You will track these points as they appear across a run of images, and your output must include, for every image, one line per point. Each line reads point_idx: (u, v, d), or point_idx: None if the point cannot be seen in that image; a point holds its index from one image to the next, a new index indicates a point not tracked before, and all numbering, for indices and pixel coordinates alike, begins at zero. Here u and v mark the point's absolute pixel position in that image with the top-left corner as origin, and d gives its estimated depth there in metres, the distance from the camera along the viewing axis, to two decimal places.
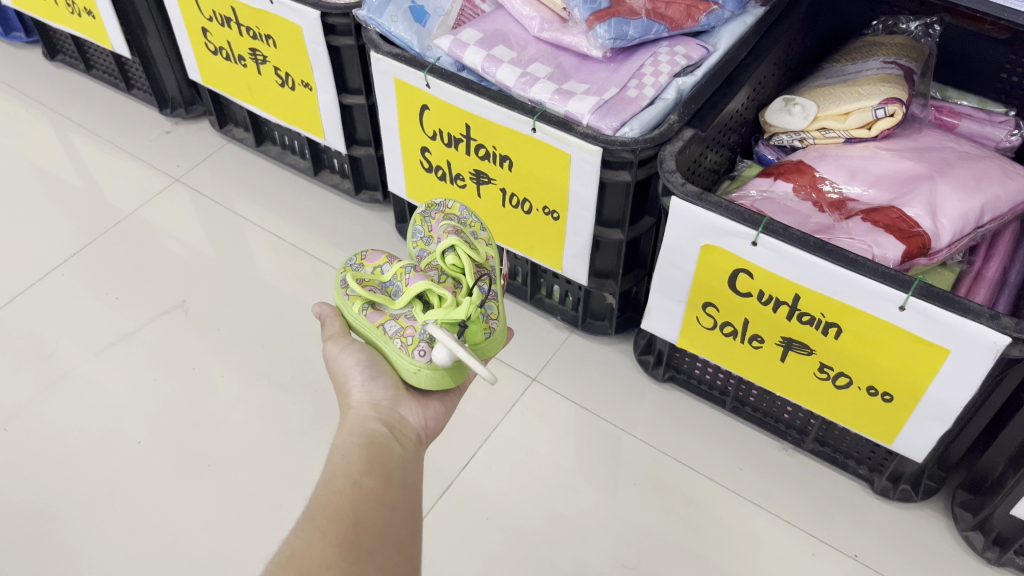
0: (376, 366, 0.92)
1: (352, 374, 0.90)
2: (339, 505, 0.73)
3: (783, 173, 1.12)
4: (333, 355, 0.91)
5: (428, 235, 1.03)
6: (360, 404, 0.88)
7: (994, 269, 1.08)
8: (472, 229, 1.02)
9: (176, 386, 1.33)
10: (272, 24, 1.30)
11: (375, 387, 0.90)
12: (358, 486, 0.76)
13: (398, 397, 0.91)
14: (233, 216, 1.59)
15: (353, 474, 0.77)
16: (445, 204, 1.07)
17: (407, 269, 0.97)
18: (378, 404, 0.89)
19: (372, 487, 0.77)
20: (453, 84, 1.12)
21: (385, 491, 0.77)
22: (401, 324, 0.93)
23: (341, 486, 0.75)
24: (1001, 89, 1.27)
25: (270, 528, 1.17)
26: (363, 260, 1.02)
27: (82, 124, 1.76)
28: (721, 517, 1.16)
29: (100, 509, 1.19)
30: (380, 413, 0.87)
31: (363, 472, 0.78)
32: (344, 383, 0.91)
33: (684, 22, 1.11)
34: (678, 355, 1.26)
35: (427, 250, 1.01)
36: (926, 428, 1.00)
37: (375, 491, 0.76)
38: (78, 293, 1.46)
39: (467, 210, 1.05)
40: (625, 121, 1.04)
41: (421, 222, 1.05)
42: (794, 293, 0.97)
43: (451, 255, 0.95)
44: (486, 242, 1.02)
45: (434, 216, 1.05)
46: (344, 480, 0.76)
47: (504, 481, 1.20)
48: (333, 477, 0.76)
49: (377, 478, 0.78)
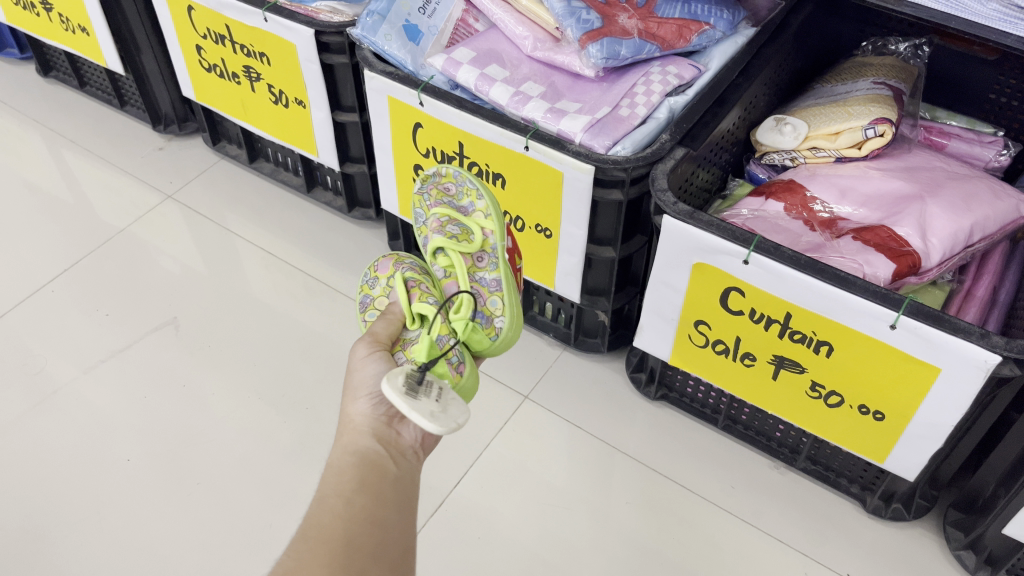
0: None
1: (366, 384, 0.84)
2: (331, 526, 0.71)
3: (775, 192, 1.12)
4: (359, 356, 0.87)
5: (427, 216, 1.03)
6: (360, 419, 0.83)
7: (984, 288, 1.08)
8: (472, 197, 0.99)
9: (166, 404, 1.32)
10: (266, 41, 1.30)
11: (382, 401, 0.84)
12: (351, 506, 0.73)
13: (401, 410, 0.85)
14: (225, 233, 1.59)
15: (346, 494, 0.74)
16: (439, 173, 1.04)
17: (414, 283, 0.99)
18: (380, 418, 0.83)
19: (366, 505, 0.74)
20: (446, 102, 1.12)
21: (379, 510, 0.75)
22: (407, 353, 0.89)
23: (333, 506, 0.73)
24: (990, 110, 1.28)
25: (259, 547, 1.16)
26: (375, 271, 1.02)
27: (75, 140, 1.76)
28: (713, 536, 1.16)
29: (88, 528, 1.18)
30: (379, 428, 0.82)
31: (356, 490, 0.75)
32: (354, 390, 0.85)
33: (677, 42, 1.12)
34: (670, 373, 1.26)
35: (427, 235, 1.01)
36: (917, 448, 1.00)
37: (368, 510, 0.74)
38: (69, 309, 1.46)
39: (462, 173, 1.01)
40: (617, 139, 1.04)
41: (420, 203, 1.05)
42: (786, 312, 0.97)
43: (442, 256, 0.98)
44: (485, 211, 0.97)
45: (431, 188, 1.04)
46: (336, 500, 0.74)
47: (496, 499, 1.20)
48: (325, 498, 0.74)
49: (371, 497, 0.75)
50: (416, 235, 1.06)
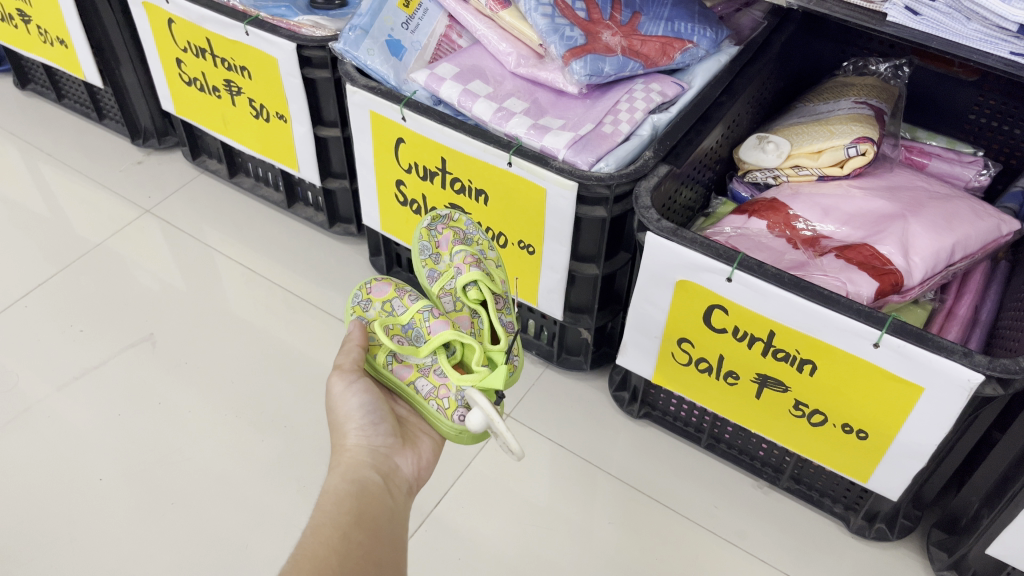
0: (379, 411, 0.90)
1: (354, 416, 0.88)
2: (325, 558, 0.71)
3: (757, 210, 1.13)
4: (337, 391, 0.90)
5: (437, 252, 1.02)
6: (356, 448, 0.86)
7: (966, 307, 1.09)
8: (480, 248, 1.03)
9: (142, 421, 1.30)
10: (247, 55, 1.29)
11: (374, 431, 0.88)
12: (347, 540, 0.74)
13: (395, 444, 0.89)
14: (204, 248, 1.57)
15: (343, 526, 0.75)
16: (449, 215, 1.05)
17: (427, 315, 0.96)
18: (376, 449, 0.87)
19: (362, 541, 0.75)
20: (428, 117, 1.11)
21: (375, 546, 0.76)
22: (433, 383, 0.93)
23: (329, 537, 0.74)
24: (969, 130, 1.29)
25: (234, 569, 1.14)
26: (370, 294, 1.02)
27: (52, 154, 1.74)
28: (697, 557, 1.14)
29: (57, 550, 1.15)
30: (377, 460, 0.86)
31: (353, 524, 0.76)
32: (342, 425, 0.89)
33: (660, 60, 1.12)
34: (654, 391, 1.25)
35: (438, 270, 1.01)
36: (902, 467, 0.99)
37: (364, 546, 0.75)
38: (43, 325, 1.43)
39: (473, 224, 1.05)
40: (601, 156, 1.04)
41: (428, 237, 1.03)
42: (769, 330, 0.97)
43: (473, 290, 0.97)
44: (495, 262, 1.03)
45: (440, 228, 1.04)
46: (332, 531, 0.74)
47: (477, 520, 1.18)
48: (321, 528, 0.74)
49: (367, 533, 0.76)
50: (416, 268, 1.03)
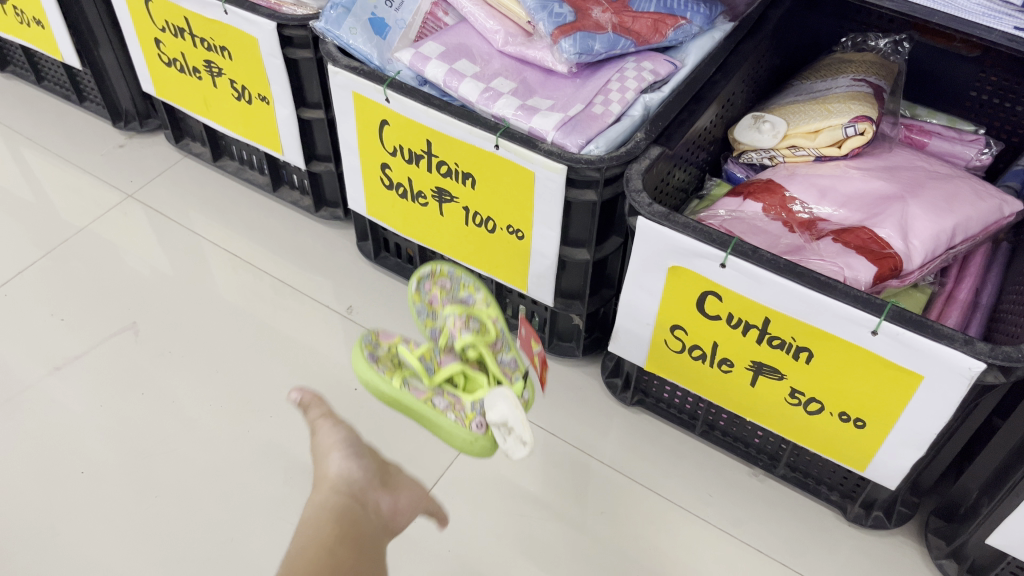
0: (359, 447, 0.87)
1: (335, 446, 0.86)
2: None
3: (753, 192, 1.09)
4: (321, 428, 0.89)
5: (432, 310, 1.06)
6: (335, 478, 0.84)
7: (967, 290, 1.06)
8: (469, 289, 1.05)
9: (125, 411, 1.27)
10: (226, 35, 1.25)
11: (355, 462, 0.86)
12: (334, 556, 0.72)
13: (375, 478, 0.86)
14: (189, 234, 1.54)
15: (327, 544, 0.73)
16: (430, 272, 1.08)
17: (435, 351, 1.00)
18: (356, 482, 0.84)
19: (347, 560, 0.73)
20: (412, 99, 1.08)
21: (359, 567, 0.73)
22: (448, 400, 0.93)
23: (314, 555, 0.72)
24: (970, 107, 1.26)
25: (221, 562, 1.11)
26: (379, 337, 1.01)
27: (33, 138, 1.70)
28: (692, 546, 1.12)
29: (38, 545, 1.12)
30: (354, 491, 0.83)
31: (337, 543, 0.74)
32: (325, 455, 0.86)
33: (652, 37, 1.09)
34: (646, 378, 1.22)
35: (437, 327, 1.03)
36: (900, 456, 0.97)
37: (349, 565, 0.73)
38: (26, 312, 1.40)
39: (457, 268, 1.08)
40: (591, 138, 1.00)
41: (420, 299, 1.08)
42: (764, 317, 0.94)
43: (469, 339, 0.98)
44: (484, 301, 1.04)
45: (426, 285, 1.07)
46: (316, 549, 0.72)
47: (467, 509, 1.16)
48: (306, 547, 0.72)
49: (351, 553, 0.74)
50: (420, 328, 1.07)
